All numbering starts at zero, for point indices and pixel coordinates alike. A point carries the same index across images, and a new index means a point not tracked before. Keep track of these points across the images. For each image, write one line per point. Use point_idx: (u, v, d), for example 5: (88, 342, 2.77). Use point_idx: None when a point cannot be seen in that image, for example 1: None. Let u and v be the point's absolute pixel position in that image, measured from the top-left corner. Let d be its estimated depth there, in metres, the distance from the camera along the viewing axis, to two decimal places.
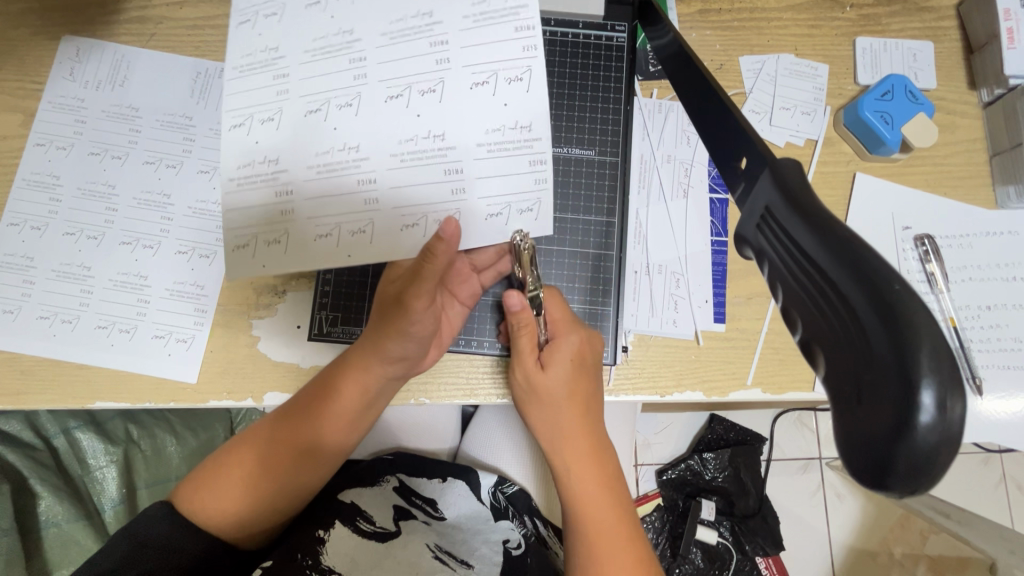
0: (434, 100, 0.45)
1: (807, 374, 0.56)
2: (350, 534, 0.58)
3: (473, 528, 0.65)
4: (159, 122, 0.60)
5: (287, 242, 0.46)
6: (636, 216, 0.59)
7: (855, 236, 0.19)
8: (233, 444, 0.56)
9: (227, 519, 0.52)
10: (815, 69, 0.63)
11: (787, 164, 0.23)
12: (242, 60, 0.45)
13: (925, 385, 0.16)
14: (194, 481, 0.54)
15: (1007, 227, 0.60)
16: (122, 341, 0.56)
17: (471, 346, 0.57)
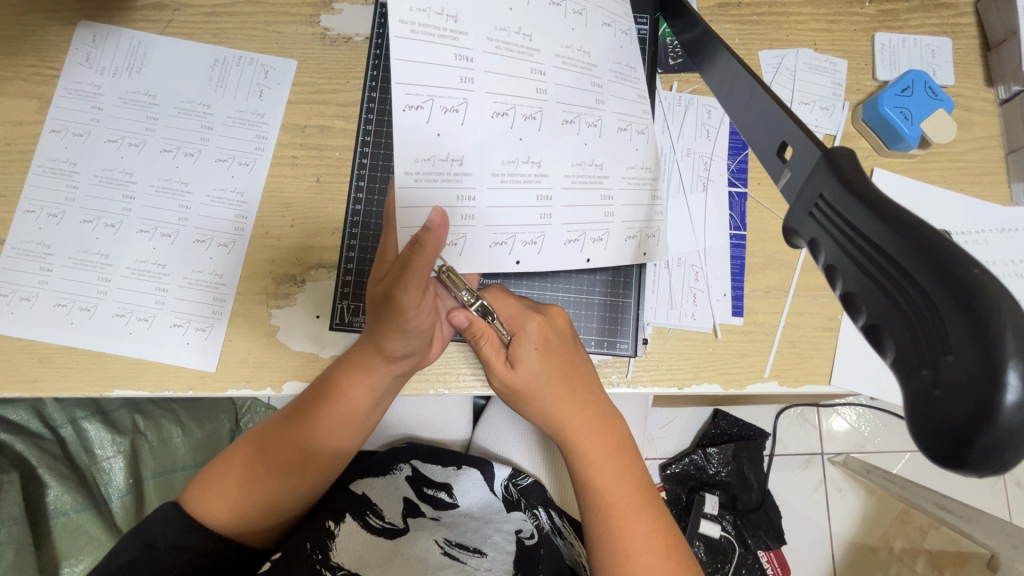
0: (594, 133, 0.51)
1: (823, 367, 0.57)
2: (359, 530, 0.58)
3: (485, 517, 0.65)
4: (177, 110, 0.59)
5: (463, 247, 0.49)
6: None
7: (923, 223, 0.19)
8: (248, 444, 0.56)
9: (236, 518, 0.53)
10: (833, 64, 0.63)
11: (842, 152, 0.23)
12: (414, 18, 0.44)
13: (1009, 365, 0.16)
14: (203, 483, 0.54)
15: (1021, 223, 0.60)
16: (140, 329, 0.56)
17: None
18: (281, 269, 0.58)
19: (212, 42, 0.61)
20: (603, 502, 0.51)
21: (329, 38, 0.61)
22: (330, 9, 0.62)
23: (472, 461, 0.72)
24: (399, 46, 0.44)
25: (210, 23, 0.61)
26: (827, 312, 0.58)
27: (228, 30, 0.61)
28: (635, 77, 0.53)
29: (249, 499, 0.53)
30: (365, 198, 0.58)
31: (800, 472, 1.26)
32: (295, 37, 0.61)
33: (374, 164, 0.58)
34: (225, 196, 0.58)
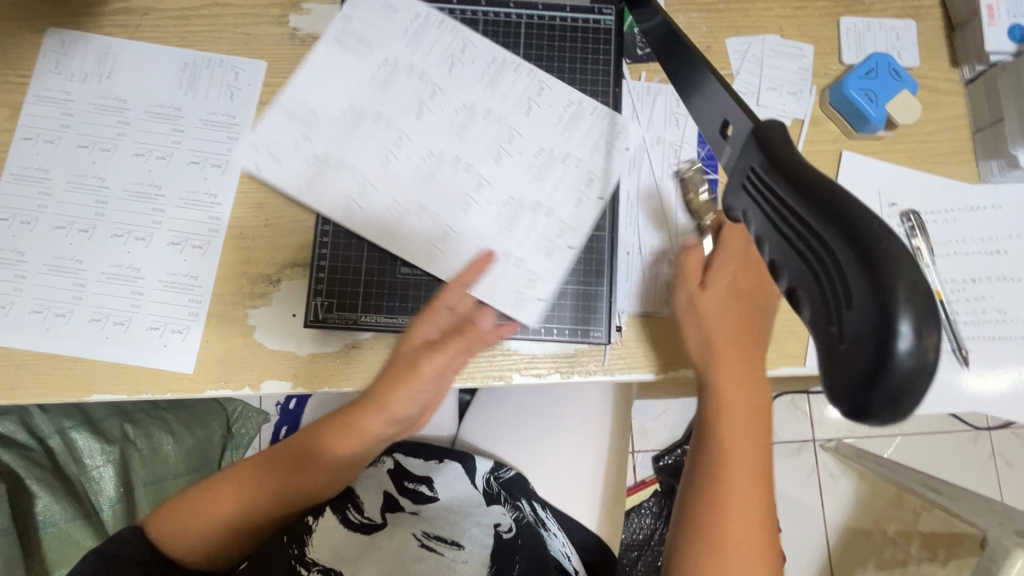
0: (533, 173, 0.58)
1: (798, 349, 0.58)
2: (338, 525, 0.61)
3: (465, 510, 0.66)
4: (147, 114, 0.60)
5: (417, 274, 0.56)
6: (615, 204, 0.58)
7: (838, 190, 0.20)
8: (233, 472, 0.58)
9: (193, 545, 0.55)
10: (800, 50, 0.63)
11: (772, 127, 0.25)
12: (382, 104, 0.59)
13: (902, 317, 0.18)
14: (178, 505, 0.57)
15: (990, 201, 0.61)
16: (116, 334, 0.56)
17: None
18: (256, 269, 0.58)
19: (181, 45, 0.61)
20: (722, 470, 0.50)
21: (299, 38, 0.62)
22: (299, 10, 0.62)
23: (455, 454, 0.72)
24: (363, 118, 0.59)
25: (179, 27, 0.61)
26: None
27: (197, 33, 0.61)
28: (582, 115, 0.59)
29: (215, 527, 0.56)
30: None
31: (792, 459, 1.27)
32: (265, 38, 0.61)
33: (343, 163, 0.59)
34: (198, 199, 0.58)
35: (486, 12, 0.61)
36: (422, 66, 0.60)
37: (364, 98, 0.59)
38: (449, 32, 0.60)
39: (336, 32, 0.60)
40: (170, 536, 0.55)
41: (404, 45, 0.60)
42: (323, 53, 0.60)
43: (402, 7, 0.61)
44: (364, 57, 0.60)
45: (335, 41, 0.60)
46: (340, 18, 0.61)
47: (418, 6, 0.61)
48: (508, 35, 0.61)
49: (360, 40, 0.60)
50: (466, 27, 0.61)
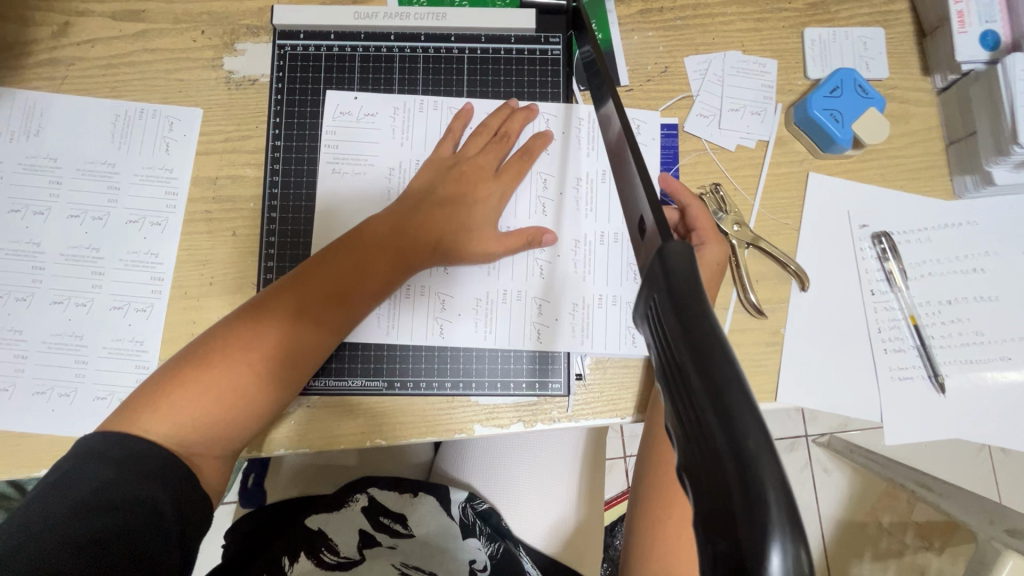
0: (545, 218, 0.56)
1: (768, 384, 0.56)
2: (313, 568, 0.60)
3: (442, 546, 0.65)
4: (80, 172, 0.57)
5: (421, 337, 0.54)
6: (566, 239, 0.56)
7: (732, 374, 0.19)
8: (248, 316, 0.48)
9: (184, 425, 0.45)
10: (762, 66, 0.60)
11: (679, 255, 0.22)
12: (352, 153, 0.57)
13: (775, 546, 0.17)
14: (165, 392, 0.46)
15: (965, 217, 0.58)
16: (62, 406, 0.54)
17: (409, 387, 0.54)
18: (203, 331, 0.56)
19: (111, 96, 0.58)
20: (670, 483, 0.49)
21: (234, 82, 0.59)
22: (233, 51, 0.59)
23: (428, 486, 0.70)
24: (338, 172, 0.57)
25: (108, 76, 0.58)
26: (770, 325, 0.56)
27: (127, 82, 0.58)
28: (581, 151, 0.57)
29: (220, 408, 0.46)
30: (278, 257, 0.56)
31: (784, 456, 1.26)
32: (198, 83, 0.58)
33: (284, 217, 0.57)
34: (140, 259, 0.56)
35: (426, 47, 0.58)
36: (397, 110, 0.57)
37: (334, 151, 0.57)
38: (389, 76, 0.58)
39: (331, 162, 0.57)
40: (165, 423, 0.45)
41: (400, 146, 0.57)
42: (327, 194, 0.57)
43: (378, 107, 0.57)
44: (375, 168, 0.57)
45: (335, 175, 0.57)
46: (324, 145, 0.57)
47: (389, 100, 0.57)
48: (451, 70, 0.58)
49: (356, 160, 0.57)
50: (407, 64, 0.58)
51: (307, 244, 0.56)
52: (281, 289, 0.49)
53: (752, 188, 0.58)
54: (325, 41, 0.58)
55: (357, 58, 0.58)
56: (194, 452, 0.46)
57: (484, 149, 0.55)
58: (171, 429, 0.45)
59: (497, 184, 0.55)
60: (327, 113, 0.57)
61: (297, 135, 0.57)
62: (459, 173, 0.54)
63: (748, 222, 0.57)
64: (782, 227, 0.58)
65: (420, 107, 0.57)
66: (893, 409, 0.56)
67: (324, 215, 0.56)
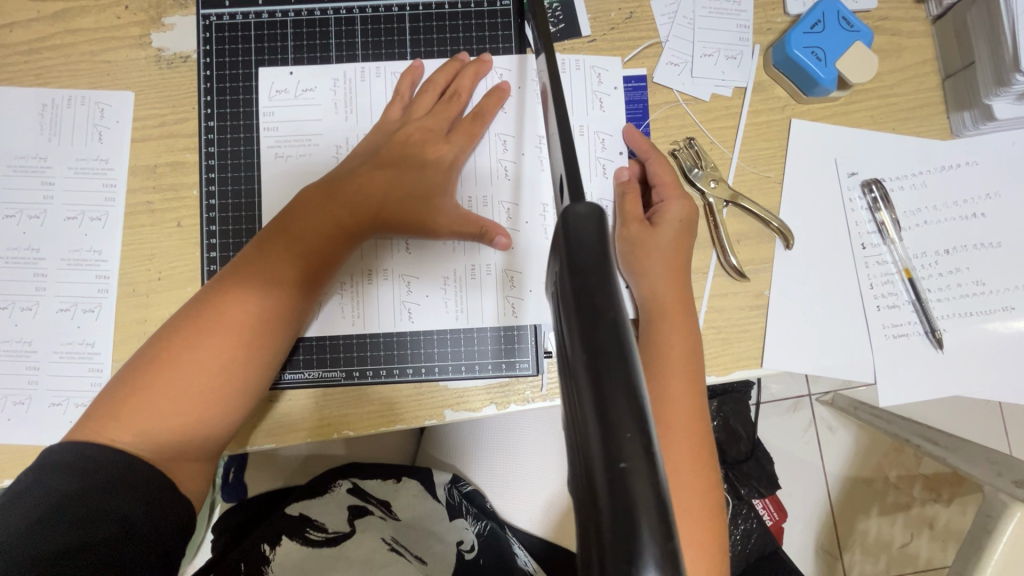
0: (505, 183, 0.52)
1: (753, 350, 0.52)
2: (298, 547, 0.57)
3: (428, 526, 0.63)
4: (11, 168, 0.53)
5: (381, 324, 0.51)
6: (527, 205, 0.52)
7: (614, 351, 0.19)
8: (200, 310, 0.44)
9: (153, 433, 0.41)
10: (737, 4, 0.55)
11: (584, 226, 0.23)
12: (292, 131, 0.53)
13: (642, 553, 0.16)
14: (122, 400, 0.41)
15: (965, 157, 0.54)
16: (17, 415, 0.52)
17: (369, 378, 0.51)
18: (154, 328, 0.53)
19: (36, 83, 0.54)
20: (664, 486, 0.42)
21: (165, 60, 0.54)
22: (161, 26, 0.54)
23: (412, 470, 0.69)
24: (279, 150, 0.53)
25: (30, 62, 0.54)
26: (753, 287, 0.53)
27: (51, 67, 0.54)
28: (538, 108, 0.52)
29: (187, 410, 0.42)
30: (221, 247, 0.53)
31: (787, 417, 1.16)
32: (127, 64, 0.54)
33: (226, 204, 0.53)
34: (84, 257, 0.53)
35: (364, 7, 0.54)
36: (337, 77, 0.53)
37: (274, 130, 0.53)
38: (326, 42, 0.54)
39: (273, 147, 0.53)
40: (132, 433, 0.41)
41: (345, 119, 0.53)
42: (271, 181, 0.53)
43: (317, 81, 0.53)
44: (320, 148, 0.53)
45: (278, 160, 0.53)
46: (264, 127, 0.53)
47: (328, 72, 0.53)
48: (391, 30, 0.53)
49: (300, 140, 0.53)
50: (344, 27, 0.53)
51: (251, 230, 0.53)
52: (233, 278, 0.45)
53: (730, 141, 0.54)
54: (253, 8, 0.54)
55: (290, 25, 0.54)
56: (170, 461, 0.41)
57: (434, 110, 0.51)
58: (136, 438, 0.41)
59: (450, 147, 0.50)
60: (263, 91, 0.53)
61: (231, 115, 0.54)
62: (404, 136, 0.49)
63: (726, 177, 0.53)
64: (764, 180, 0.54)
65: (361, 76, 0.53)
66: (887, 369, 0.53)
67: (270, 202, 0.53)
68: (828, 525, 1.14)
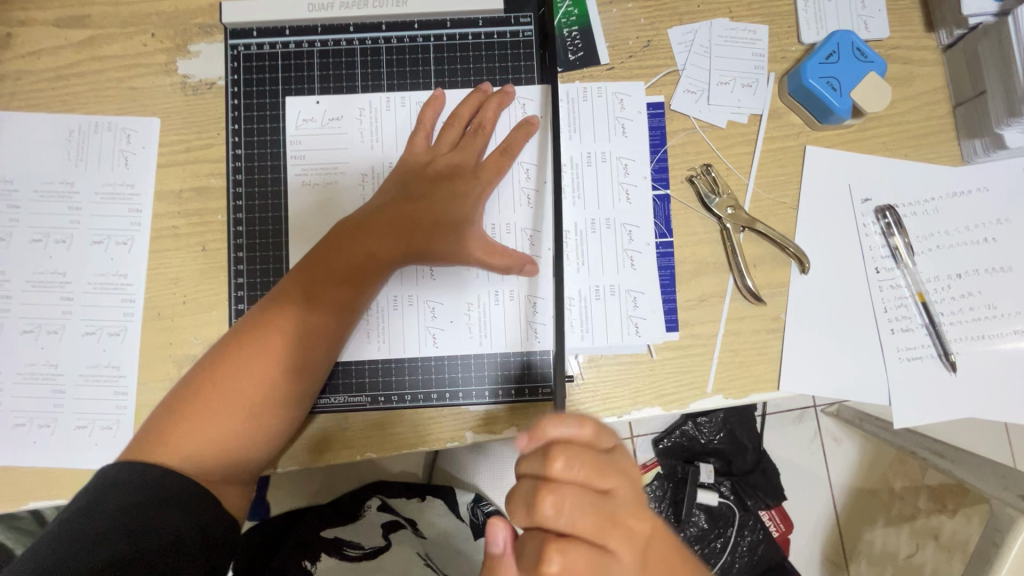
0: (527, 210, 0.53)
1: (770, 373, 0.53)
2: (339, 561, 0.59)
3: (456, 546, 0.64)
4: (38, 193, 0.54)
5: (405, 350, 0.52)
6: (550, 232, 0.53)
7: None
8: (241, 337, 0.46)
9: (201, 457, 0.43)
10: (753, 33, 0.56)
11: None
12: (317, 158, 0.54)
13: None
14: (170, 424, 0.44)
15: (976, 183, 0.55)
16: (43, 438, 0.52)
17: (394, 401, 0.52)
18: (179, 351, 0.53)
19: (62, 109, 0.55)
20: None
21: (191, 87, 0.55)
22: (186, 53, 0.55)
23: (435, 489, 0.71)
24: (305, 177, 0.54)
25: (57, 89, 0.55)
26: (769, 311, 0.54)
27: (78, 93, 0.55)
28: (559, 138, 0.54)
29: (231, 435, 0.44)
30: (248, 272, 0.54)
31: (793, 429, 1.16)
32: (153, 91, 0.55)
33: (251, 229, 0.54)
34: (109, 280, 0.54)
35: (388, 37, 0.55)
36: (363, 106, 0.54)
37: (299, 157, 0.54)
38: (351, 71, 0.54)
39: (299, 174, 0.54)
40: (180, 456, 0.43)
41: (371, 147, 0.54)
42: (299, 208, 0.54)
43: (343, 110, 0.54)
44: (346, 175, 0.54)
45: (306, 187, 0.54)
46: (289, 154, 0.54)
47: (353, 101, 0.54)
48: (415, 59, 0.54)
49: (325, 167, 0.54)
50: (369, 56, 0.54)
51: (277, 256, 0.54)
52: (271, 307, 0.47)
53: (746, 167, 0.55)
54: (280, 38, 0.55)
55: (315, 54, 0.55)
56: (218, 482, 0.44)
57: (458, 143, 0.52)
58: (184, 461, 0.43)
59: (475, 178, 0.51)
60: (289, 119, 0.54)
61: (258, 142, 0.54)
62: (436, 171, 0.51)
63: (743, 203, 0.54)
64: (779, 205, 0.55)
65: (387, 105, 0.54)
66: (902, 391, 0.53)
67: (296, 228, 0.54)
68: (834, 536, 1.15)
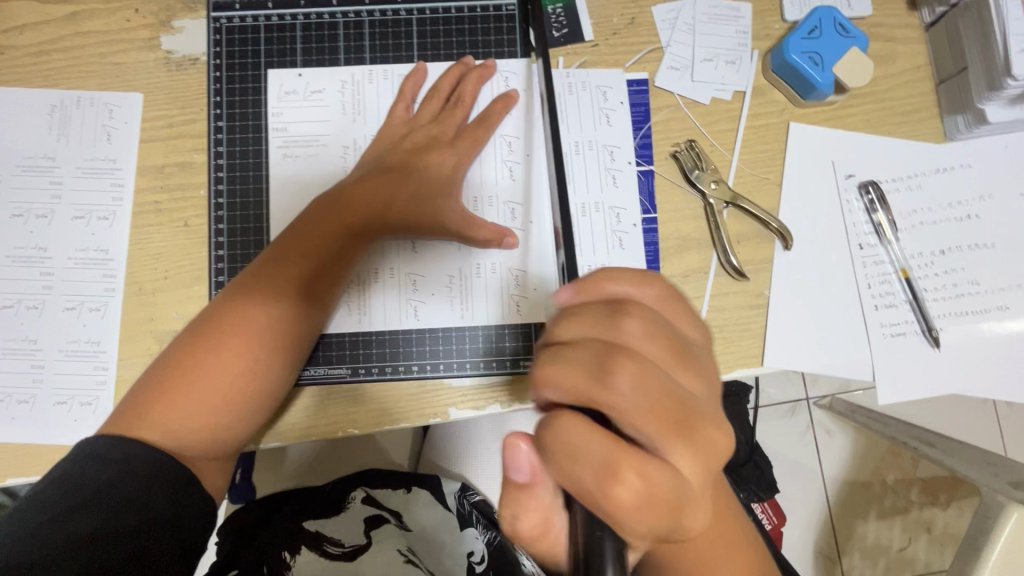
0: (511, 182, 0.53)
1: (754, 349, 0.53)
2: (318, 558, 0.59)
3: (437, 539, 0.65)
4: (19, 168, 0.54)
5: (386, 324, 0.52)
6: (532, 205, 0.52)
7: None
8: (221, 313, 0.46)
9: (177, 430, 0.43)
10: (736, 10, 0.56)
11: None
12: (299, 130, 0.54)
13: None
14: (149, 401, 0.43)
15: (959, 160, 0.55)
16: (22, 414, 0.52)
17: (375, 375, 0.51)
18: (160, 327, 0.53)
19: (44, 84, 0.55)
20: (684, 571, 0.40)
21: (174, 62, 0.55)
22: (170, 29, 0.55)
23: (421, 479, 0.69)
24: (287, 149, 0.54)
25: (39, 64, 0.55)
26: (753, 287, 0.54)
27: (60, 68, 0.55)
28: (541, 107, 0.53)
29: (210, 411, 0.44)
30: (228, 245, 0.54)
31: (785, 420, 1.16)
32: (136, 66, 0.55)
33: (233, 202, 0.54)
34: (90, 255, 0.53)
35: (371, 11, 0.55)
36: (345, 79, 0.54)
37: (281, 130, 0.54)
38: (334, 45, 0.54)
39: (281, 147, 0.54)
40: (159, 432, 0.42)
41: (354, 121, 0.53)
42: (279, 180, 0.54)
43: (325, 83, 0.54)
44: (328, 149, 0.53)
45: (285, 159, 0.54)
46: (272, 128, 0.54)
47: (336, 74, 0.54)
48: (398, 34, 0.54)
49: (308, 142, 0.54)
50: (352, 30, 0.54)
51: (259, 229, 0.54)
52: (250, 283, 0.46)
53: (730, 143, 0.55)
54: (263, 11, 0.55)
55: (299, 28, 0.55)
56: (195, 458, 0.43)
57: (438, 117, 0.52)
58: (163, 438, 0.42)
59: (454, 150, 0.51)
60: (272, 94, 0.54)
61: (240, 116, 0.54)
62: (412, 142, 0.51)
63: (727, 179, 0.54)
64: (763, 181, 0.55)
65: (369, 78, 0.54)
66: (886, 368, 0.53)
67: (278, 201, 0.54)
68: (827, 529, 1.14)
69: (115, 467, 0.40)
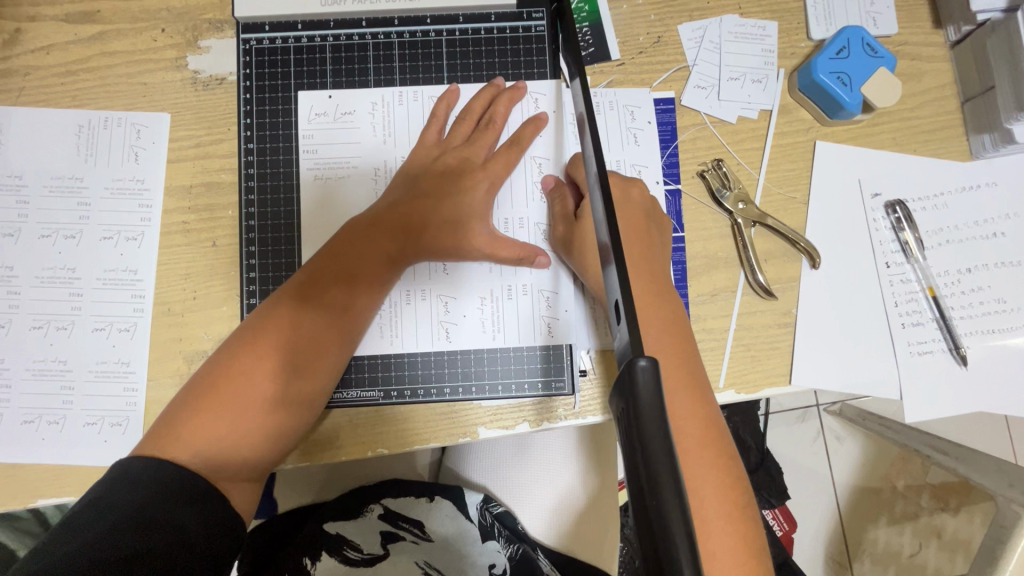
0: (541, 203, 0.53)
1: (782, 367, 0.53)
2: (337, 564, 0.59)
3: (460, 552, 0.63)
4: (48, 188, 0.54)
5: (418, 344, 0.52)
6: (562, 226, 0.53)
7: (673, 515, 0.22)
8: (254, 332, 0.46)
9: (211, 453, 0.43)
10: (762, 29, 0.56)
11: (647, 367, 0.26)
12: (329, 151, 0.54)
13: None
14: (182, 420, 0.43)
15: (985, 178, 0.55)
16: (52, 435, 0.52)
17: (406, 397, 0.51)
18: (190, 347, 0.53)
19: (72, 105, 0.55)
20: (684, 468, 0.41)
21: (202, 82, 0.55)
22: (197, 49, 0.55)
23: (442, 489, 0.68)
24: (318, 170, 0.54)
25: (67, 84, 0.55)
26: (780, 306, 0.54)
27: (87, 89, 0.55)
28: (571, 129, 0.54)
29: (242, 432, 0.44)
30: (260, 267, 0.54)
31: (797, 428, 1.16)
32: (163, 86, 0.55)
33: (263, 223, 0.54)
34: (119, 276, 0.53)
35: (400, 31, 0.55)
36: (375, 100, 0.54)
37: (311, 151, 0.54)
38: (363, 66, 0.55)
39: (312, 168, 0.54)
40: (191, 452, 0.42)
41: (384, 142, 0.54)
42: (311, 202, 0.54)
43: (355, 104, 0.54)
44: (359, 170, 0.54)
45: (317, 181, 0.54)
46: (302, 149, 0.54)
47: (366, 95, 0.54)
48: (427, 54, 0.55)
49: (338, 163, 0.54)
50: (381, 51, 0.55)
51: (290, 251, 0.54)
52: (284, 303, 0.47)
53: (757, 162, 0.55)
54: (291, 32, 0.55)
55: (328, 48, 0.55)
56: (225, 479, 0.43)
57: (470, 138, 0.52)
58: (194, 458, 0.42)
59: (486, 173, 0.51)
60: (301, 115, 0.54)
61: (270, 137, 0.54)
62: (444, 165, 0.51)
63: (754, 198, 0.55)
64: (790, 200, 0.55)
65: (399, 99, 0.54)
66: (912, 386, 0.54)
67: (309, 222, 0.54)
68: (838, 535, 1.15)
69: (149, 490, 0.40)
